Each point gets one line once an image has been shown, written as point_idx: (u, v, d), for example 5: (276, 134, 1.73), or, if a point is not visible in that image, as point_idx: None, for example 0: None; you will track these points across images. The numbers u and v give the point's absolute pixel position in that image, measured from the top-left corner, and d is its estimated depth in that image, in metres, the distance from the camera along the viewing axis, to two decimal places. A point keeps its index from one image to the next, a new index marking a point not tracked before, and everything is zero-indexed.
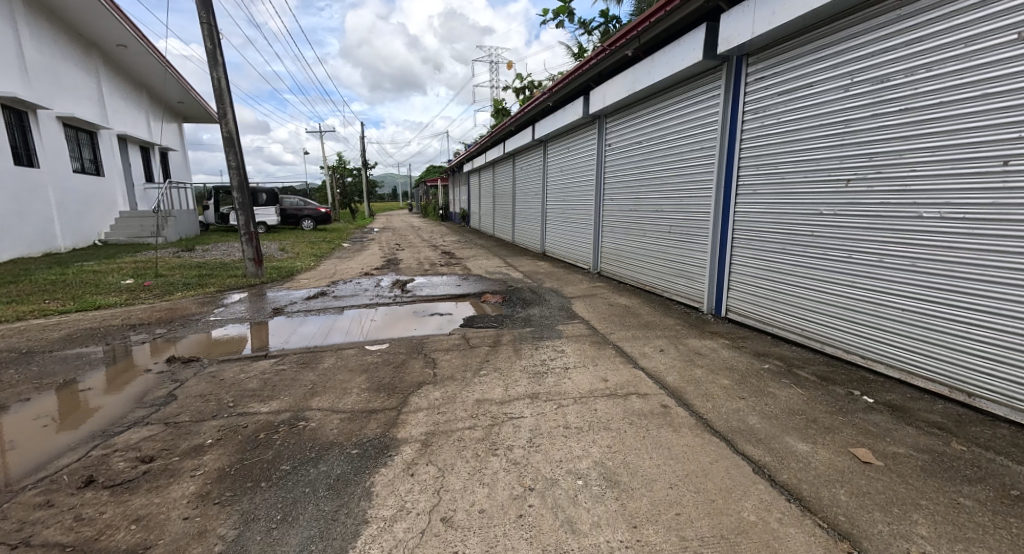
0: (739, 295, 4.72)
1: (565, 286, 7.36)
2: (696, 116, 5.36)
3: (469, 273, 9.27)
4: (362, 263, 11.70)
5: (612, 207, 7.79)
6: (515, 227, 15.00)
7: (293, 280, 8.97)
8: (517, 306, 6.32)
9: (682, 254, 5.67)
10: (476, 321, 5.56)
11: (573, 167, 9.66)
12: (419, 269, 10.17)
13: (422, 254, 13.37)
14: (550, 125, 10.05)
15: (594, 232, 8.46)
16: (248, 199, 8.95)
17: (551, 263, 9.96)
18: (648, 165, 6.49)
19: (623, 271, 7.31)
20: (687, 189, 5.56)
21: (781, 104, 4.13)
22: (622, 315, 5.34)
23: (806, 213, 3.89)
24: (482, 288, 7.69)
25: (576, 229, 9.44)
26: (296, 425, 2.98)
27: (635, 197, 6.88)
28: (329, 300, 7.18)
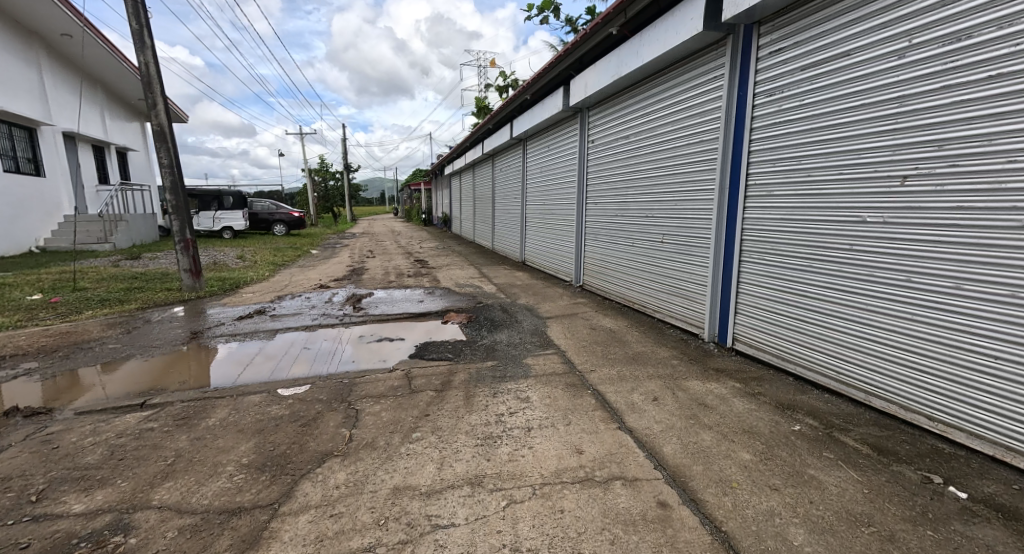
0: (750, 322, 3.83)
1: (542, 303, 6.42)
2: (693, 103, 4.48)
3: (438, 286, 8.28)
4: (323, 272, 10.64)
5: (595, 213, 6.89)
6: (495, 232, 14.04)
7: (234, 295, 7.87)
8: (484, 330, 5.36)
9: (677, 269, 4.77)
10: (428, 352, 4.55)
11: (554, 167, 8.76)
12: (383, 280, 9.15)
13: (393, 262, 12.35)
14: (528, 121, 9.14)
15: (576, 241, 7.55)
16: (182, 202, 7.86)
17: (529, 274, 9.03)
18: (636, 164, 5.60)
19: (608, 285, 6.41)
20: (682, 192, 4.67)
21: (806, 83, 3.26)
22: (606, 345, 4.41)
23: (843, 221, 3.01)
24: (448, 304, 6.72)
25: (557, 237, 8.52)
26: (107, 543, 1.95)
27: (621, 201, 5.99)
28: (266, 320, 6.11)
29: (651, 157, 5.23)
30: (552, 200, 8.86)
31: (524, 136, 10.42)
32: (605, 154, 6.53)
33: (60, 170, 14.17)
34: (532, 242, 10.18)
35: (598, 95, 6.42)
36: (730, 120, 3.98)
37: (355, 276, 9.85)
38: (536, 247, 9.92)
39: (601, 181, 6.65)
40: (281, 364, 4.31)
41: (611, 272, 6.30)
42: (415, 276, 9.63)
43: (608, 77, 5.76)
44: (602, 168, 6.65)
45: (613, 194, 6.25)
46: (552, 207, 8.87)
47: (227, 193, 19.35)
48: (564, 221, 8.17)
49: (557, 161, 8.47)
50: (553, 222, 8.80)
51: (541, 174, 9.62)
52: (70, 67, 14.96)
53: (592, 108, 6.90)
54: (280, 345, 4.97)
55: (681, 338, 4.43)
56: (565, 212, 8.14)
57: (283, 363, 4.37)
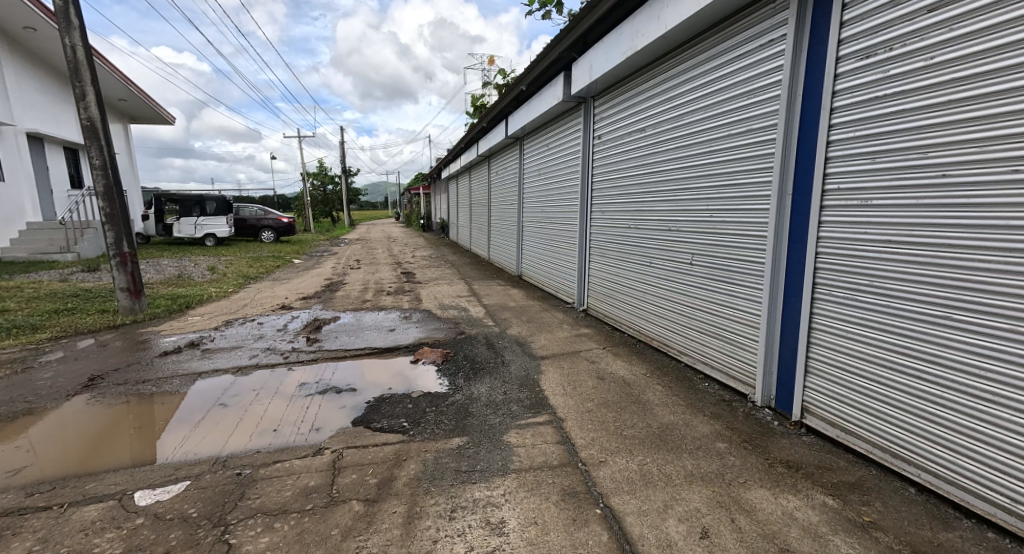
0: (823, 386, 2.71)
1: (539, 336, 5.23)
2: (737, 79, 3.36)
3: (419, 307, 7.10)
4: (295, 287, 9.51)
5: (602, 223, 5.76)
6: (491, 241, 12.88)
7: (178, 318, 6.72)
8: (461, 376, 4.17)
9: (715, 302, 3.61)
10: (375, 420, 3.33)
11: (553, 168, 7.63)
12: (358, 298, 8.00)
13: (377, 275, 11.23)
14: (525, 117, 8.03)
15: (580, 256, 6.41)
16: (118, 209, 6.71)
17: (525, 292, 7.88)
18: (652, 163, 4.48)
19: (618, 312, 5.26)
20: (723, 200, 3.51)
21: (941, 29, 2.15)
22: (620, 409, 3.23)
23: (1020, 245, 1.94)
24: (423, 334, 5.55)
25: (558, 252, 7.36)
26: None
27: (634, 209, 4.86)
28: (197, 356, 4.95)
29: (674, 153, 4.09)
30: (552, 209, 7.70)
31: (521, 135, 9.28)
32: (612, 152, 5.44)
33: (22, 174, 13.14)
34: (530, 254, 9.01)
35: (605, 80, 5.32)
36: (796, 99, 2.86)
37: (329, 293, 8.70)
38: (534, 260, 8.79)
39: (609, 185, 5.54)
40: (186, 437, 3.14)
41: (622, 296, 5.14)
42: (396, 292, 8.46)
43: (619, 55, 4.66)
44: (608, 169, 5.55)
45: (624, 200, 5.14)
46: (552, 216, 7.69)
47: (210, 198, 18.33)
48: (566, 232, 7.02)
49: (558, 162, 7.32)
50: (553, 234, 7.63)
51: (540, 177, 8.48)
52: (36, 64, 13.92)
53: (598, 96, 5.79)
54: (199, 403, 3.78)
55: (723, 401, 3.25)
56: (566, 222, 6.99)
57: (187, 435, 3.18)
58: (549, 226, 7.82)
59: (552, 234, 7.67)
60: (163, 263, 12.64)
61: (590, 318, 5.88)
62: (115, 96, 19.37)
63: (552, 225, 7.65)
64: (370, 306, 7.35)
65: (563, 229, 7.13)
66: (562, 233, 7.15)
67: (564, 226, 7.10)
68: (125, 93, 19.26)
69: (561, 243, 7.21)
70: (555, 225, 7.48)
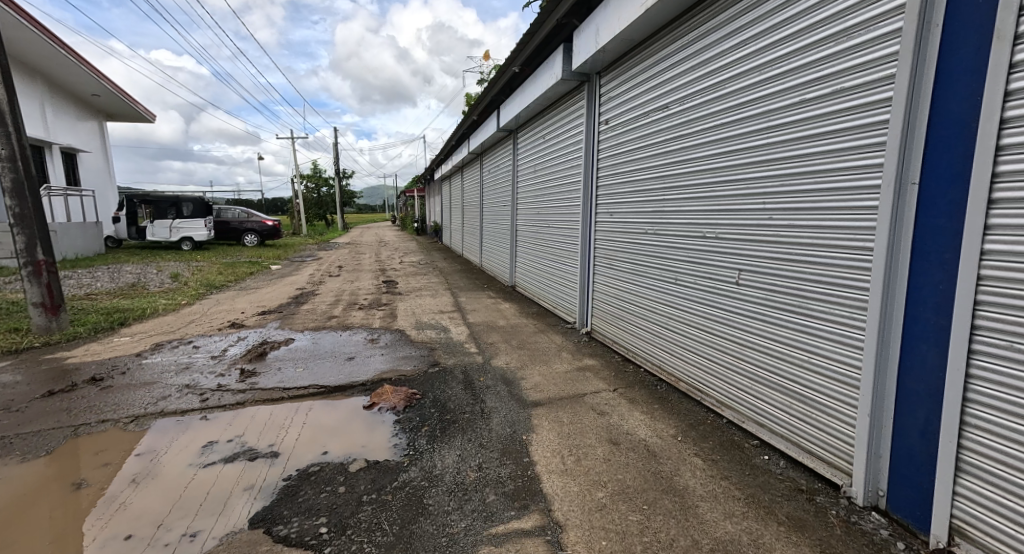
0: (993, 496, 1.66)
1: (531, 371, 4.16)
2: (817, 19, 2.33)
3: (393, 326, 6.01)
4: (258, 299, 8.41)
5: (610, 225, 4.77)
6: (483, 247, 11.83)
7: (100, 340, 5.59)
8: (425, 435, 3.09)
9: (778, 338, 2.55)
10: (283, 520, 2.25)
11: (550, 163, 6.58)
12: (324, 314, 6.90)
13: (355, 285, 10.15)
14: (518, 104, 6.99)
15: (582, 266, 5.39)
16: (32, 209, 5.62)
17: (518, 308, 6.82)
18: (678, 149, 3.50)
19: (632, 340, 4.21)
20: (789, 194, 2.47)
21: None
22: (648, 508, 2.16)
23: None
24: (389, 365, 4.47)
25: (556, 262, 6.31)
26: None
27: (653, 209, 3.87)
28: (91, 396, 3.82)
29: (711, 133, 3.10)
30: (549, 211, 6.63)
31: (515, 127, 8.21)
32: (624, 139, 4.45)
33: None
34: (524, 262, 7.96)
35: (617, 48, 4.31)
36: (932, 33, 1.81)
37: (294, 307, 7.60)
38: (528, 270, 7.74)
39: (620, 179, 4.54)
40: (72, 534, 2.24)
41: (637, 318, 4.12)
42: (370, 306, 7.37)
43: (635, 10, 3.64)
44: (619, 160, 4.56)
45: (638, 197, 4.16)
46: (549, 220, 6.64)
47: (186, 199, 17.28)
48: (565, 238, 5.98)
49: (556, 155, 6.26)
50: (550, 240, 6.58)
51: (535, 174, 7.44)
52: None
53: (606, 72, 4.78)
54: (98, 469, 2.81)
55: (799, 493, 2.19)
56: (566, 227, 5.94)
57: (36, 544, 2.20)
58: (546, 232, 6.77)
59: (549, 240, 6.62)
60: (123, 270, 11.51)
61: (595, 344, 4.84)
62: (87, 91, 18.26)
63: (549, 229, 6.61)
64: (336, 324, 6.25)
65: (562, 235, 6.08)
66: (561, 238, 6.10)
67: (563, 230, 6.05)
68: (99, 89, 18.16)
69: (559, 251, 6.18)
70: (553, 229, 6.42)
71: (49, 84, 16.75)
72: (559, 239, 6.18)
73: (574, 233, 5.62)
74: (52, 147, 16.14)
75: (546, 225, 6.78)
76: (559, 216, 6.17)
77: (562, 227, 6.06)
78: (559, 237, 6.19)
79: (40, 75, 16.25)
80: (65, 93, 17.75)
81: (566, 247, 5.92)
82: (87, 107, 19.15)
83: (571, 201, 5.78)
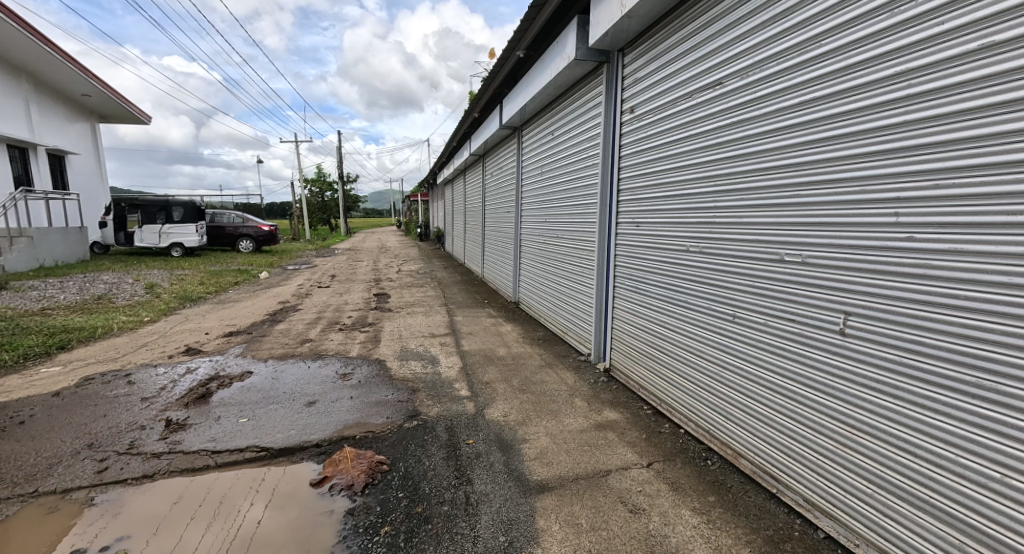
0: None
1: (537, 428, 3.22)
2: None
3: (373, 356, 5.07)
4: (231, 316, 7.54)
5: (638, 237, 3.85)
6: (485, 257, 10.93)
7: (23, 371, 4.70)
8: (383, 544, 2.16)
9: (959, 411, 1.72)
10: None
11: (558, 164, 5.70)
12: (297, 337, 5.97)
13: (342, 299, 9.27)
14: (523, 97, 6.11)
15: (600, 285, 4.48)
16: None
17: (521, 332, 5.89)
18: (749, 135, 2.61)
19: (665, 390, 3.34)
20: (996, 189, 1.63)
21: None
22: None
23: None
24: (357, 415, 3.53)
25: (566, 278, 5.38)
26: None
27: (704, 217, 2.98)
28: None
29: (813, 109, 2.23)
30: (559, 218, 5.68)
31: (521, 121, 7.30)
32: (658, 128, 3.55)
33: None
34: (529, 276, 7.03)
35: (647, 11, 3.42)
36: None
37: (267, 326, 6.69)
38: (532, 287, 6.83)
39: (652, 179, 3.63)
40: None
41: (677, 358, 3.22)
42: (352, 328, 6.44)
43: None
44: (650, 156, 3.66)
45: (680, 201, 3.26)
46: (558, 229, 5.70)
47: (177, 204, 16.63)
48: (577, 252, 5.05)
49: (567, 153, 5.36)
50: (559, 253, 5.65)
51: (541, 177, 6.55)
52: None
53: (631, 47, 3.90)
54: None
55: None
56: (579, 238, 5.01)
57: None
58: (554, 242, 5.84)
59: (558, 253, 5.68)
60: (97, 280, 10.70)
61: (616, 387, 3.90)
62: (78, 91, 17.66)
63: (558, 241, 5.68)
64: (307, 351, 5.32)
65: (574, 248, 5.15)
66: (573, 252, 5.17)
67: (575, 243, 5.11)
68: (89, 88, 17.53)
69: (570, 266, 5.25)
70: (563, 239, 5.50)
71: (36, 83, 16.12)
72: (570, 253, 5.26)
73: (590, 245, 4.70)
74: (38, 149, 15.51)
75: (554, 235, 5.85)
76: (571, 225, 5.25)
77: (575, 239, 5.13)
78: (570, 250, 5.27)
79: (26, 73, 15.63)
80: (54, 93, 17.15)
81: (579, 263, 4.99)
82: (78, 108, 18.55)
83: (584, 207, 4.86)
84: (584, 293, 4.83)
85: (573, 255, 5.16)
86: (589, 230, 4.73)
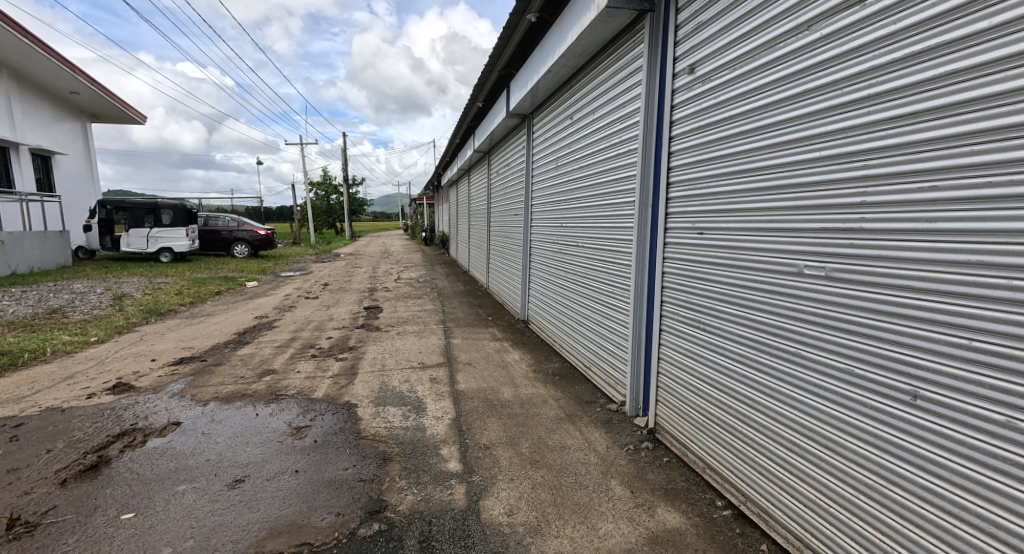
0: None
1: (558, 545, 2.12)
2: None
3: (343, 398, 3.99)
4: (192, 336, 6.50)
5: (707, 248, 2.72)
6: (490, 267, 9.86)
7: None
8: None
9: None
10: None
11: (579, 156, 4.64)
12: (258, 366, 4.91)
13: (328, 313, 8.22)
14: (535, 73, 5.01)
15: (640, 313, 3.40)
16: None
17: (532, 362, 4.80)
18: (997, 59, 1.46)
19: (760, 481, 2.34)
20: None
21: None
22: None
23: None
24: (296, 510, 2.43)
25: (589, 298, 4.28)
26: None
27: (850, 227, 1.88)
28: None
29: None
30: (580, 223, 4.58)
31: (533, 107, 6.22)
32: (743, 88, 2.44)
33: None
34: (541, 292, 5.93)
35: None
36: None
37: (228, 350, 5.64)
38: (544, 305, 5.75)
39: (733, 164, 2.50)
40: None
41: (781, 434, 2.22)
42: (327, 354, 5.35)
43: None
44: (727, 130, 2.54)
45: (799, 195, 2.12)
46: (579, 237, 4.60)
47: (167, 206, 15.87)
48: (605, 266, 3.96)
49: (592, 143, 4.30)
50: (579, 266, 4.55)
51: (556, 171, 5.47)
52: None
53: None
54: None
55: None
56: (608, 249, 3.92)
57: None
58: (574, 253, 4.74)
59: (579, 265, 4.58)
60: (65, 289, 9.77)
61: (680, 468, 2.79)
62: (65, 88, 16.88)
63: (579, 251, 4.58)
64: (263, 388, 4.25)
65: (600, 262, 4.06)
66: (599, 266, 4.08)
67: (602, 254, 4.01)
68: (77, 85, 16.75)
69: (595, 284, 4.15)
70: (586, 250, 4.41)
71: (18, 78, 15.33)
72: (595, 268, 4.17)
73: (624, 259, 3.61)
74: (19, 148, 14.70)
75: (574, 244, 4.76)
76: (596, 232, 4.16)
77: (602, 250, 4.04)
78: (595, 264, 4.17)
79: (8, 68, 14.85)
80: (40, 90, 16.39)
81: (608, 281, 3.90)
82: (66, 106, 17.78)
83: (616, 209, 3.78)
84: (616, 320, 3.73)
85: (600, 270, 4.06)
86: (624, 239, 3.64)
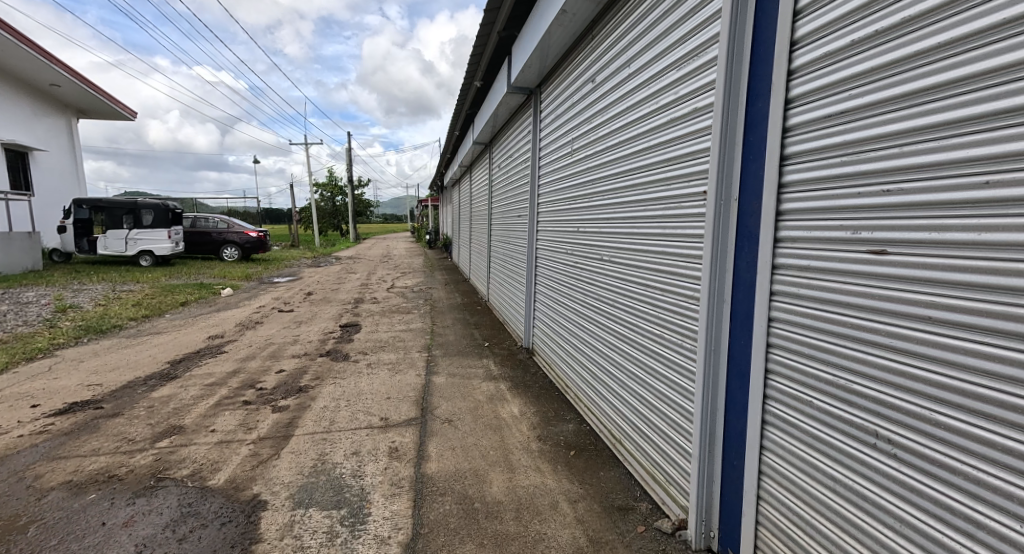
0: None
1: None
2: None
3: (252, 488, 2.68)
4: (116, 364, 5.23)
5: (894, 278, 1.36)
6: (491, 279, 8.55)
7: None
8: None
9: None
10: None
11: (607, 136, 3.30)
12: (164, 420, 3.60)
13: (296, 332, 6.92)
14: (545, 22, 3.67)
15: (716, 380, 2.05)
16: None
17: (537, 422, 3.46)
18: None
19: None
20: None
21: None
22: None
23: None
24: None
25: (623, 340, 2.94)
26: None
27: None
28: None
29: None
30: (609, 229, 3.23)
31: (542, 76, 4.89)
32: None
33: None
34: (551, 319, 4.59)
35: None
36: None
37: (143, 389, 4.35)
38: (554, 336, 4.43)
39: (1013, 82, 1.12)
40: None
41: None
42: (264, 400, 4.04)
43: None
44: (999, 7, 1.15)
45: None
46: (608, 249, 3.25)
47: (147, 206, 14.77)
48: (652, 297, 2.61)
49: (627, 114, 2.96)
50: (608, 291, 3.21)
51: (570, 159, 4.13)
52: None
53: None
54: None
55: None
56: (656, 270, 2.58)
57: None
58: (598, 274, 3.41)
59: (606, 289, 3.25)
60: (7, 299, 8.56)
61: None
62: (45, 81, 15.85)
63: (607, 269, 3.24)
64: (148, 462, 2.95)
65: (643, 289, 2.72)
66: (641, 296, 2.73)
67: (647, 279, 2.67)
68: (56, 78, 15.68)
69: (634, 321, 2.80)
70: (617, 271, 3.08)
71: None
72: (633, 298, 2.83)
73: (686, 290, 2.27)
74: None
75: (598, 260, 3.41)
76: (637, 244, 2.82)
77: (646, 272, 2.69)
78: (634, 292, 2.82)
79: None
80: (18, 82, 15.37)
81: (656, 321, 2.55)
82: (48, 100, 16.76)
83: (672, 210, 2.44)
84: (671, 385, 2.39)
85: (642, 302, 2.71)
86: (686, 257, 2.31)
